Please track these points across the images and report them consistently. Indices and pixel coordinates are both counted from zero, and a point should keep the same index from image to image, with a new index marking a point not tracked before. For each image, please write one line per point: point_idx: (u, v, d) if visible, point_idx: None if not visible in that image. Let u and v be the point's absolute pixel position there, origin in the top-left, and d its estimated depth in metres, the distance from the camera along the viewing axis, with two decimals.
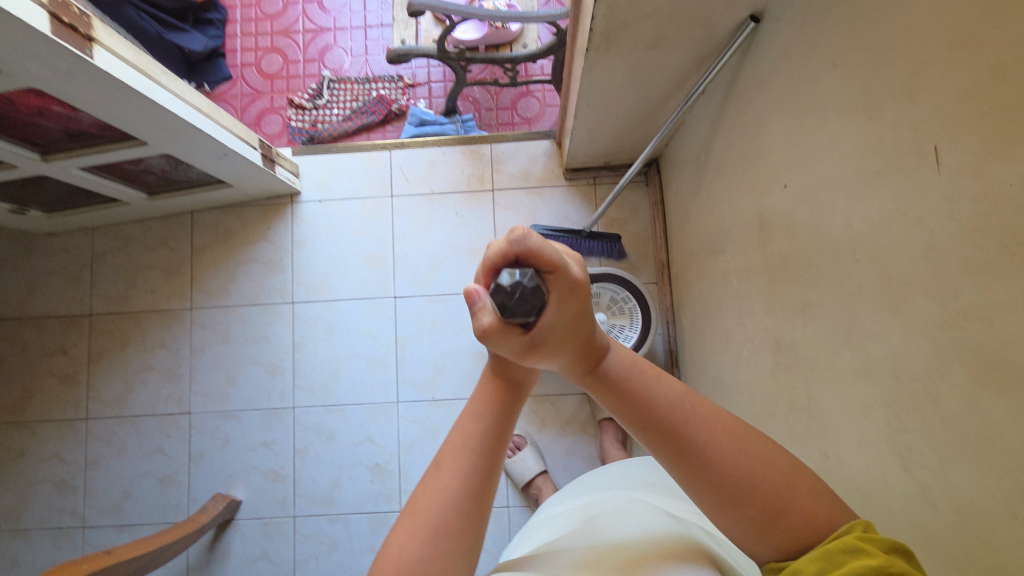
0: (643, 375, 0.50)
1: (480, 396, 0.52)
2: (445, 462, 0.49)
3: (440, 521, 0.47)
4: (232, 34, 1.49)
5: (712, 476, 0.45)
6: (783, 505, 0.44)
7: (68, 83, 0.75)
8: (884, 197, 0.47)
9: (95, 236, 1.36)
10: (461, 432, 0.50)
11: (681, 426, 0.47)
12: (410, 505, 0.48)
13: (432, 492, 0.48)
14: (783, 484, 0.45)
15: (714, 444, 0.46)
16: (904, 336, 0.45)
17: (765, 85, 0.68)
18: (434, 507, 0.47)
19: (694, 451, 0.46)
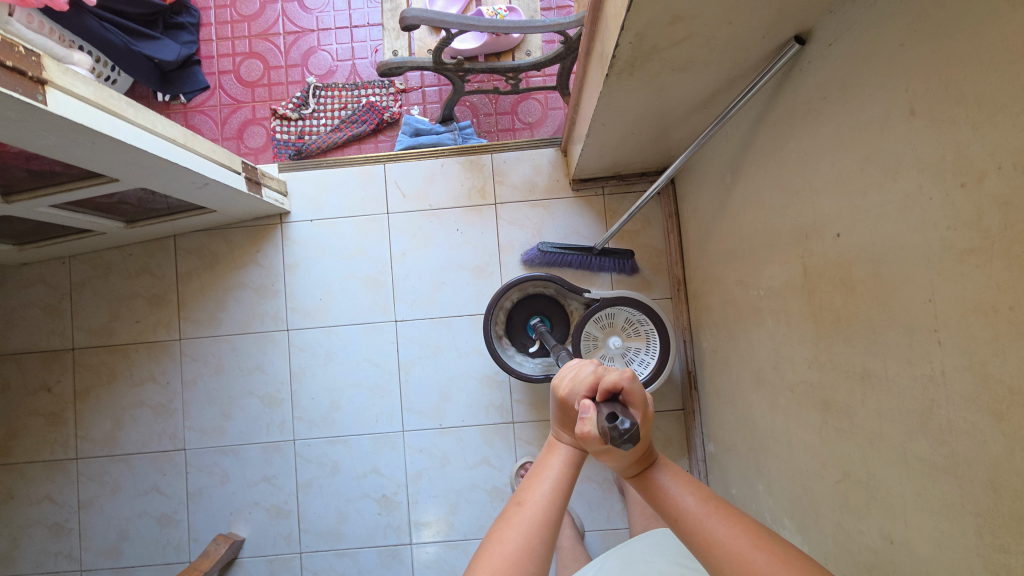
0: (679, 480, 0.47)
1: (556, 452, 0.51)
2: (526, 501, 0.46)
3: (524, 552, 0.42)
4: (207, 39, 1.38)
5: (733, 573, 0.39)
6: None
7: (20, 130, 0.66)
8: (983, 280, 0.40)
9: (73, 264, 1.27)
10: (538, 477, 0.48)
11: (705, 523, 0.42)
12: (493, 538, 0.44)
13: (514, 527, 0.44)
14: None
15: (739, 540, 0.40)
16: (1003, 447, 0.39)
17: (813, 118, 0.61)
18: (514, 543, 0.43)
19: (717, 550, 0.41)
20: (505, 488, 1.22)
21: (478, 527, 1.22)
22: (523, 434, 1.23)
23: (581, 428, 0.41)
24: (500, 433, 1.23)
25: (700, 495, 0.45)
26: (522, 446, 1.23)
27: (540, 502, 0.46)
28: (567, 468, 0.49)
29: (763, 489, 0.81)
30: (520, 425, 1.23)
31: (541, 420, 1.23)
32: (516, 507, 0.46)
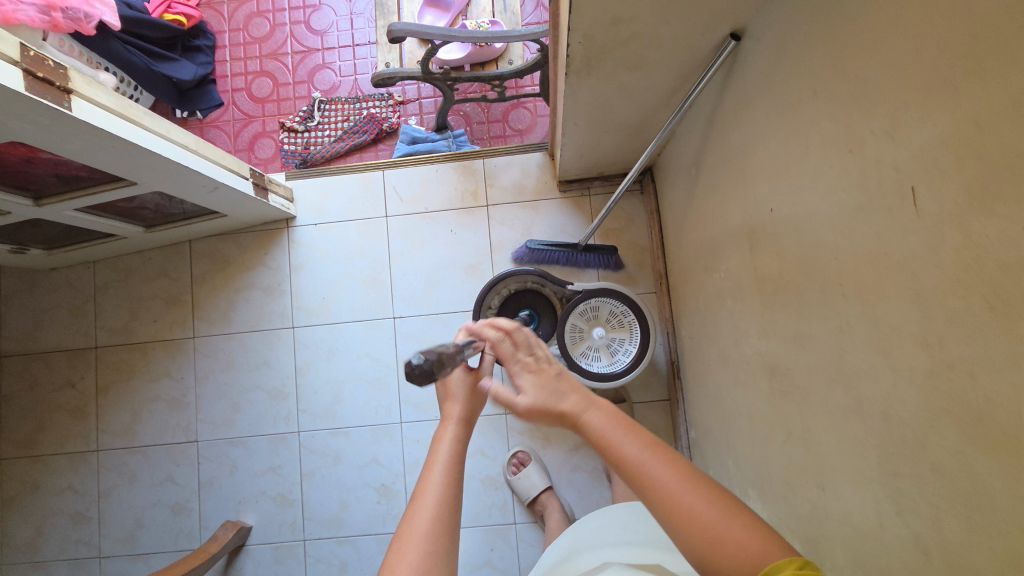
0: (614, 421, 0.48)
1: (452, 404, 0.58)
2: (428, 482, 0.52)
3: (433, 532, 0.49)
4: (222, 60, 1.49)
5: (664, 513, 0.41)
6: (719, 539, 0.39)
7: (50, 135, 0.75)
8: (869, 234, 0.45)
9: (97, 268, 1.37)
10: (434, 457, 0.54)
11: (640, 468, 0.44)
12: (405, 527, 0.49)
13: (422, 511, 0.50)
14: (719, 519, 0.39)
15: (673, 485, 0.42)
16: (891, 381, 0.44)
17: (750, 107, 0.67)
18: (426, 524, 0.49)
19: (651, 492, 0.42)
20: (498, 477, 1.27)
21: (473, 515, 1.26)
22: (516, 425, 1.28)
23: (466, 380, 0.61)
24: (493, 424, 1.28)
25: (635, 439, 0.46)
26: (515, 436, 1.28)
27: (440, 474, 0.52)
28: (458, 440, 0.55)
29: (732, 463, 0.85)
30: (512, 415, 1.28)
31: None
32: (421, 490, 0.51)
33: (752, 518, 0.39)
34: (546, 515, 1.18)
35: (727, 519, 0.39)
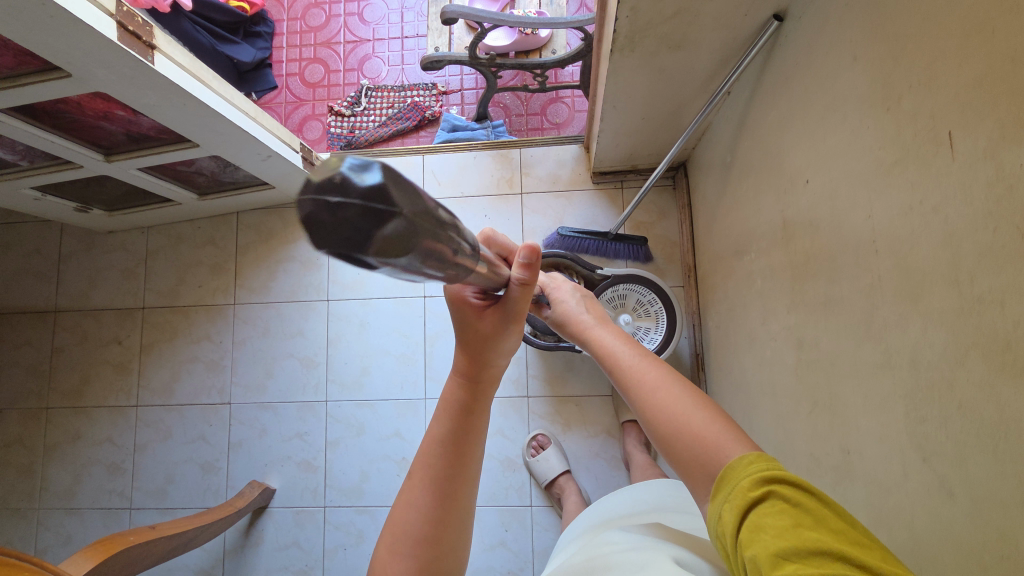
0: (622, 339, 0.57)
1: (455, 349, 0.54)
2: (415, 478, 0.53)
3: (416, 533, 0.51)
4: (279, 46, 1.57)
5: (640, 401, 0.50)
6: (681, 421, 0.46)
7: (130, 87, 0.82)
8: (902, 186, 0.46)
9: (150, 234, 1.46)
10: (423, 446, 0.54)
11: (630, 371, 0.53)
12: (391, 526, 0.52)
13: (408, 512, 0.52)
14: (682, 408, 0.47)
15: (650, 380, 0.50)
16: (920, 328, 0.45)
17: (788, 84, 0.69)
18: (408, 526, 0.51)
19: (634, 387, 0.51)
20: (517, 459, 1.28)
21: (489, 494, 1.28)
22: (537, 409, 1.30)
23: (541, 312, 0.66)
24: (515, 406, 1.30)
25: (633, 351, 0.55)
26: (536, 419, 1.29)
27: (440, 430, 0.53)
28: (443, 431, 0.53)
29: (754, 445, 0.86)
30: (534, 399, 1.30)
31: (554, 396, 1.30)
32: (409, 485, 0.53)
33: (717, 413, 0.46)
34: (563, 498, 1.19)
35: (694, 409, 0.46)
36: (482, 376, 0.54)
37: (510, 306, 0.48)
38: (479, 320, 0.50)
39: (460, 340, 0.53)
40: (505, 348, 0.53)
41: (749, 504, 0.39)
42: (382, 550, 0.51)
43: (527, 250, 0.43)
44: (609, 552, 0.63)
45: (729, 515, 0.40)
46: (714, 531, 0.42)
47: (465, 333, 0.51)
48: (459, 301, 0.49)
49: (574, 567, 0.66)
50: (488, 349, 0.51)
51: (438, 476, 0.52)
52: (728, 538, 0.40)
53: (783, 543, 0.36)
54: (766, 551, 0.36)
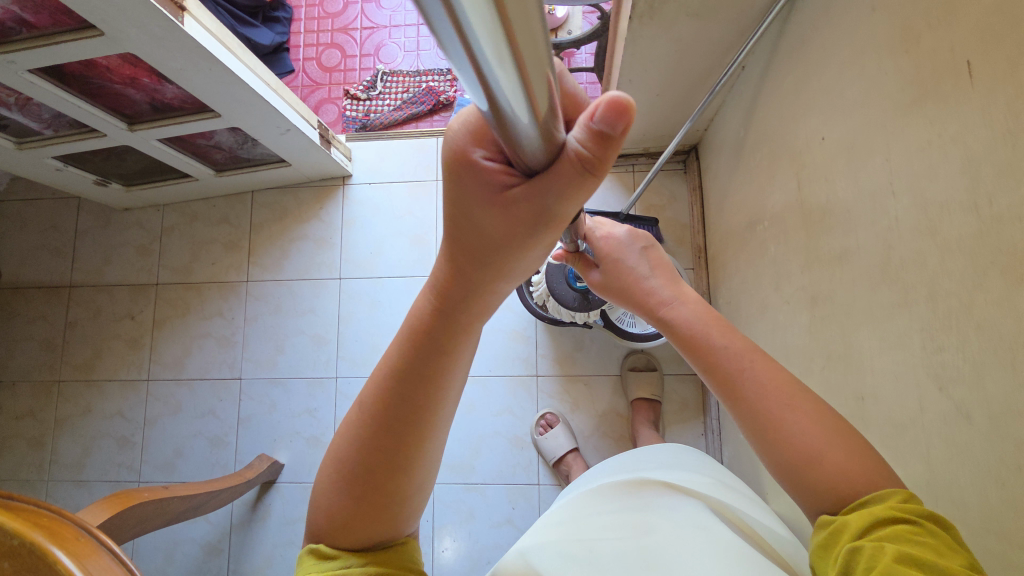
0: (714, 325, 0.55)
1: (441, 257, 0.44)
2: (361, 400, 0.49)
3: (352, 462, 0.48)
4: (296, 31, 1.59)
5: (758, 421, 0.49)
6: (817, 458, 0.45)
7: (159, 49, 0.84)
8: (921, 124, 0.48)
9: (165, 212, 1.48)
10: (375, 371, 0.49)
11: (737, 376, 0.51)
12: (333, 442, 0.51)
13: (349, 435, 0.49)
14: (819, 439, 0.46)
15: (767, 396, 0.49)
16: (936, 258, 0.46)
17: (805, 47, 0.71)
18: (347, 448, 0.49)
19: (747, 399, 0.50)
20: (525, 438, 1.29)
21: (497, 473, 1.28)
22: (546, 388, 1.31)
23: (590, 276, 0.67)
24: (525, 385, 1.31)
25: (734, 347, 0.53)
26: (544, 399, 1.30)
27: (395, 359, 0.47)
28: (393, 364, 0.48)
29: None
30: (543, 378, 1.31)
31: (563, 375, 1.31)
32: (355, 405, 0.50)
33: (856, 442, 0.46)
34: (571, 475, 1.19)
35: (830, 442, 0.46)
36: (460, 303, 0.45)
37: (545, 196, 0.33)
38: (486, 213, 0.36)
39: (445, 245, 0.42)
40: (506, 273, 0.43)
41: (885, 517, 0.41)
42: (327, 486, 0.50)
43: (606, 105, 0.28)
44: (629, 506, 0.63)
45: (854, 522, 0.42)
46: (826, 531, 0.44)
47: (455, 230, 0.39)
48: (464, 167, 0.34)
49: (566, 519, 0.65)
50: (483, 266, 0.41)
51: (387, 415, 0.47)
52: (842, 539, 0.42)
53: (911, 553, 0.38)
54: (889, 553, 0.38)
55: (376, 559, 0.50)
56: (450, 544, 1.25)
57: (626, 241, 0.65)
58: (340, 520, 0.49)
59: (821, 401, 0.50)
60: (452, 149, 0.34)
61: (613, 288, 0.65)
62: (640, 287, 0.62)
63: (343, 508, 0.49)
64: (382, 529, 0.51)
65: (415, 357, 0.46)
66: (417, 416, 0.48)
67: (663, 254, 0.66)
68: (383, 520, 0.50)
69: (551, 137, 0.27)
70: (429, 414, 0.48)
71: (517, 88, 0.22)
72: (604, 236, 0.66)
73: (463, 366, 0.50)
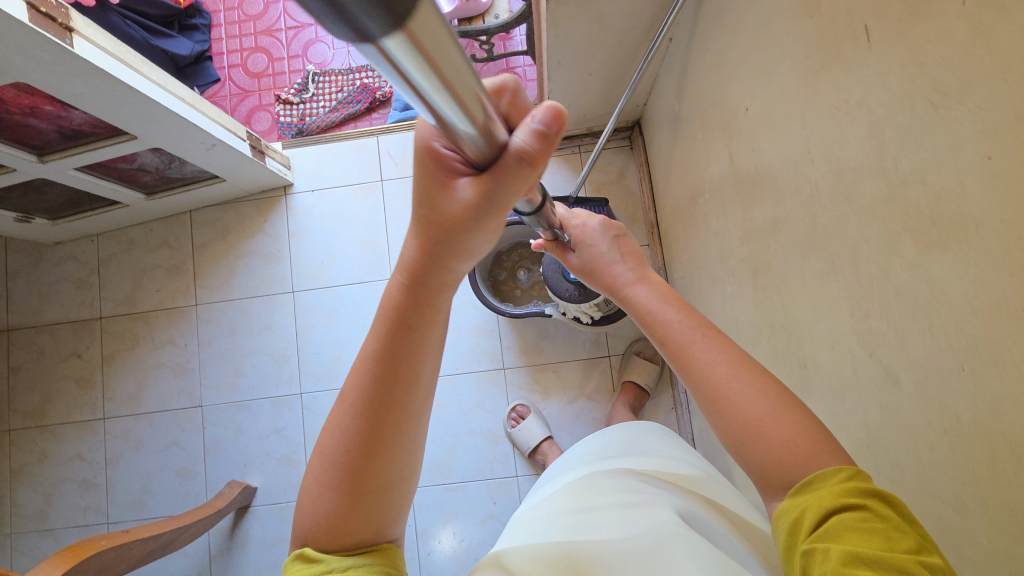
0: (671, 303, 0.53)
1: (409, 233, 0.39)
2: (343, 395, 0.44)
3: (337, 463, 0.43)
4: (218, 38, 1.52)
5: (708, 395, 0.46)
6: (760, 429, 0.43)
7: (50, 75, 0.78)
8: (829, 90, 0.47)
9: (100, 242, 1.41)
10: (355, 365, 0.44)
11: (688, 349, 0.48)
12: (316, 442, 0.46)
13: (332, 434, 0.44)
14: (763, 410, 0.43)
15: (718, 368, 0.46)
16: (855, 227, 0.46)
17: (722, 15, 0.70)
18: (331, 447, 0.44)
19: (697, 372, 0.47)
20: (498, 432, 1.28)
21: (475, 470, 1.27)
22: (514, 380, 1.30)
23: (567, 261, 0.62)
24: (493, 379, 1.30)
25: (690, 321, 0.50)
26: (514, 390, 1.30)
27: (373, 353, 0.42)
28: (373, 357, 0.42)
29: None
30: (511, 370, 1.30)
31: (531, 365, 1.30)
32: (338, 401, 0.45)
33: (803, 416, 0.43)
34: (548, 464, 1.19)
35: (776, 416, 0.43)
36: (432, 281, 0.40)
37: (500, 192, 0.31)
38: (446, 205, 0.34)
39: (411, 225, 0.38)
40: (474, 255, 0.39)
41: (831, 509, 0.38)
42: (311, 483, 0.45)
43: (548, 111, 0.28)
44: (614, 492, 0.59)
45: (807, 516, 0.39)
46: (783, 522, 0.41)
47: (417, 215, 0.36)
48: (425, 161, 0.32)
49: (547, 508, 0.63)
50: (447, 254, 0.38)
51: (366, 402, 0.43)
52: (800, 538, 0.39)
53: (865, 551, 0.35)
54: (843, 556, 0.35)
55: (370, 561, 0.44)
56: (448, 539, 1.24)
57: (599, 231, 0.61)
58: (328, 520, 0.44)
59: (770, 376, 0.46)
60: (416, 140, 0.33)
61: (591, 275, 0.61)
62: (606, 271, 0.59)
63: (329, 504, 0.44)
64: (375, 523, 0.46)
65: (388, 349, 0.42)
66: (397, 408, 0.43)
67: (635, 244, 0.62)
68: (366, 517, 0.45)
69: (492, 137, 0.27)
70: (409, 406, 0.44)
71: (437, 87, 0.21)
72: (579, 224, 0.62)
73: (441, 347, 0.45)
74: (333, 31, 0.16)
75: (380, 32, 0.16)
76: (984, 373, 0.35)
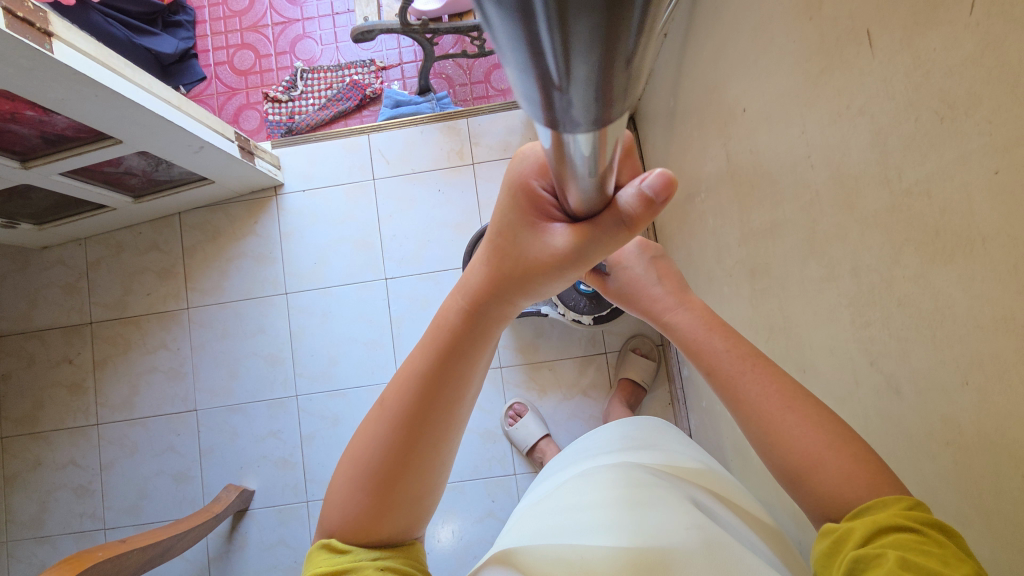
0: (716, 332, 0.52)
1: (481, 257, 0.39)
2: (384, 400, 0.44)
3: (371, 466, 0.43)
4: (202, 35, 1.48)
5: (760, 429, 0.45)
6: (815, 463, 0.42)
7: (31, 81, 0.76)
8: (830, 96, 0.46)
9: (88, 246, 1.39)
10: (401, 370, 0.44)
11: (739, 381, 0.47)
12: (350, 441, 0.45)
13: (368, 435, 0.44)
14: (818, 444, 0.42)
15: (770, 401, 0.45)
16: (857, 235, 0.45)
17: (719, 13, 0.69)
18: (365, 448, 0.43)
19: (748, 405, 0.46)
20: (496, 431, 1.28)
21: (473, 468, 1.27)
22: (511, 378, 1.30)
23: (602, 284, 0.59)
24: (489, 378, 1.30)
25: (737, 353, 0.49)
26: (510, 389, 1.29)
27: (425, 364, 0.42)
28: (423, 367, 0.42)
29: None
30: (507, 368, 1.30)
31: (526, 363, 1.30)
32: (378, 404, 0.44)
33: (861, 447, 0.41)
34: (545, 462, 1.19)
35: (831, 449, 0.42)
36: (496, 304, 0.40)
37: (590, 241, 0.31)
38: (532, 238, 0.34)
39: (490, 248, 0.38)
40: (541, 294, 0.39)
41: (890, 526, 0.37)
42: (342, 482, 0.44)
43: (659, 178, 0.27)
44: (643, 486, 0.57)
45: (859, 529, 0.38)
46: (832, 537, 0.40)
47: (496, 237, 0.37)
48: (521, 188, 0.33)
49: (559, 496, 0.62)
50: (520, 284, 0.38)
51: (410, 411, 0.42)
52: (846, 549, 0.39)
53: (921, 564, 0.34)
54: (894, 567, 0.34)
55: (388, 554, 0.44)
56: (447, 533, 1.24)
57: (636, 252, 0.58)
58: (354, 520, 0.43)
59: (820, 405, 0.45)
60: (518, 176, 0.33)
61: (622, 300, 0.59)
62: (645, 293, 0.56)
63: (358, 505, 0.43)
64: (399, 530, 0.46)
65: (441, 361, 0.42)
66: (439, 420, 0.43)
67: (673, 264, 0.59)
68: (395, 522, 0.45)
69: (602, 200, 0.26)
70: (450, 419, 0.44)
71: (589, 164, 0.19)
72: None
73: (489, 365, 0.45)
74: (509, 67, 0.12)
75: (576, 93, 0.12)
76: (991, 389, 0.34)
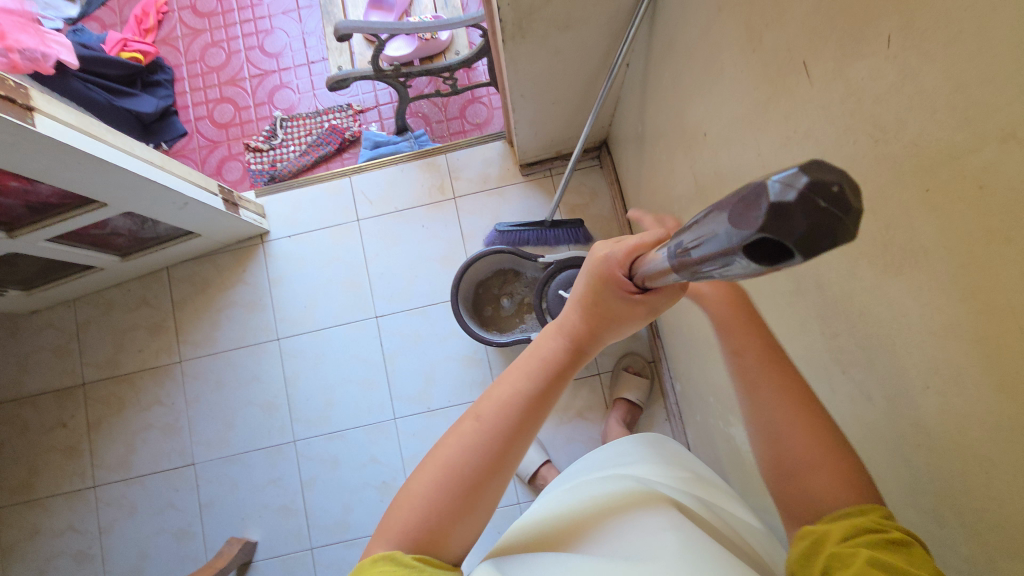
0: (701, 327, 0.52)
1: (573, 306, 0.45)
2: (477, 415, 0.44)
3: (462, 473, 0.42)
4: (182, 91, 1.52)
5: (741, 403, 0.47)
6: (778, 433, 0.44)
7: (15, 155, 0.78)
8: (778, 120, 0.49)
9: (78, 306, 1.39)
10: (493, 392, 0.45)
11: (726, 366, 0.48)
12: (430, 455, 0.44)
13: (456, 445, 0.43)
14: (786, 419, 0.44)
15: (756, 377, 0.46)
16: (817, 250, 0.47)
17: (673, 45, 0.72)
18: (454, 456, 0.43)
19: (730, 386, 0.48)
20: None
21: None
22: None
23: None
24: None
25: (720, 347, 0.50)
26: None
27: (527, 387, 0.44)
28: (522, 388, 0.44)
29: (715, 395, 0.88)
30: None
31: None
32: (468, 419, 0.44)
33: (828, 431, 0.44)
34: None
35: (796, 425, 0.44)
36: (591, 348, 0.45)
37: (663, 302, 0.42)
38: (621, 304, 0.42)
39: (583, 302, 0.44)
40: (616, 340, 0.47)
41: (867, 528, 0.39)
42: (418, 491, 0.42)
43: None
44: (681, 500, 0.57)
45: (836, 529, 0.40)
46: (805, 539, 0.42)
47: (593, 299, 0.43)
48: (611, 276, 0.42)
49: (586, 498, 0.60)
50: (607, 331, 0.44)
51: (508, 423, 0.43)
52: (826, 546, 0.40)
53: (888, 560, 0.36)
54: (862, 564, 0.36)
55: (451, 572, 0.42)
56: None
57: None
58: (436, 526, 0.42)
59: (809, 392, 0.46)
60: (609, 264, 0.42)
61: None
62: None
63: (438, 510, 0.42)
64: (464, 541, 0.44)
65: (542, 383, 0.44)
66: (531, 433, 0.45)
67: None
68: (463, 530, 0.43)
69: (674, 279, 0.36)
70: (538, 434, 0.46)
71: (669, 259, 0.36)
72: None
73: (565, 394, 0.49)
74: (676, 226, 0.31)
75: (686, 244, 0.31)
76: (949, 392, 0.36)
